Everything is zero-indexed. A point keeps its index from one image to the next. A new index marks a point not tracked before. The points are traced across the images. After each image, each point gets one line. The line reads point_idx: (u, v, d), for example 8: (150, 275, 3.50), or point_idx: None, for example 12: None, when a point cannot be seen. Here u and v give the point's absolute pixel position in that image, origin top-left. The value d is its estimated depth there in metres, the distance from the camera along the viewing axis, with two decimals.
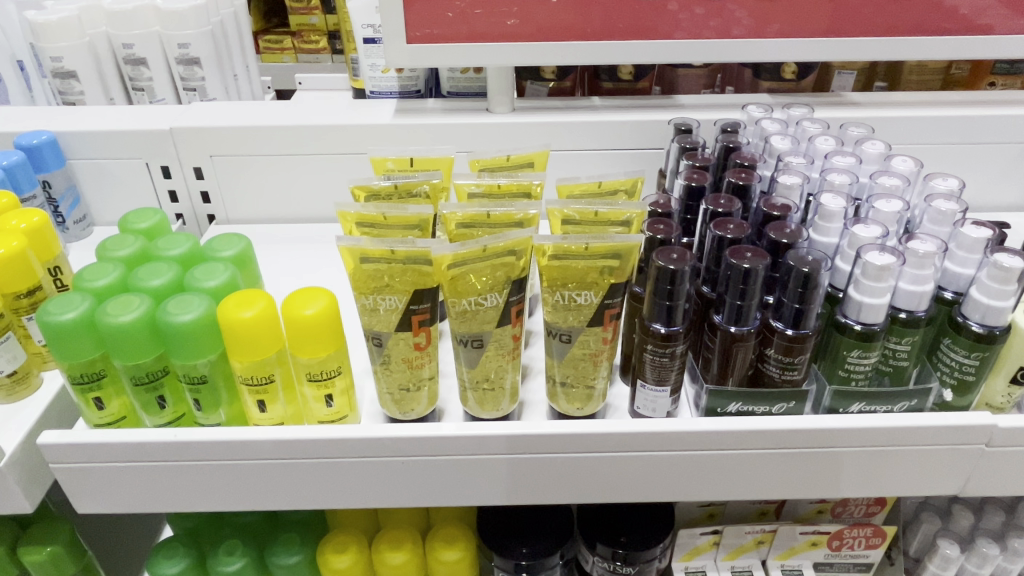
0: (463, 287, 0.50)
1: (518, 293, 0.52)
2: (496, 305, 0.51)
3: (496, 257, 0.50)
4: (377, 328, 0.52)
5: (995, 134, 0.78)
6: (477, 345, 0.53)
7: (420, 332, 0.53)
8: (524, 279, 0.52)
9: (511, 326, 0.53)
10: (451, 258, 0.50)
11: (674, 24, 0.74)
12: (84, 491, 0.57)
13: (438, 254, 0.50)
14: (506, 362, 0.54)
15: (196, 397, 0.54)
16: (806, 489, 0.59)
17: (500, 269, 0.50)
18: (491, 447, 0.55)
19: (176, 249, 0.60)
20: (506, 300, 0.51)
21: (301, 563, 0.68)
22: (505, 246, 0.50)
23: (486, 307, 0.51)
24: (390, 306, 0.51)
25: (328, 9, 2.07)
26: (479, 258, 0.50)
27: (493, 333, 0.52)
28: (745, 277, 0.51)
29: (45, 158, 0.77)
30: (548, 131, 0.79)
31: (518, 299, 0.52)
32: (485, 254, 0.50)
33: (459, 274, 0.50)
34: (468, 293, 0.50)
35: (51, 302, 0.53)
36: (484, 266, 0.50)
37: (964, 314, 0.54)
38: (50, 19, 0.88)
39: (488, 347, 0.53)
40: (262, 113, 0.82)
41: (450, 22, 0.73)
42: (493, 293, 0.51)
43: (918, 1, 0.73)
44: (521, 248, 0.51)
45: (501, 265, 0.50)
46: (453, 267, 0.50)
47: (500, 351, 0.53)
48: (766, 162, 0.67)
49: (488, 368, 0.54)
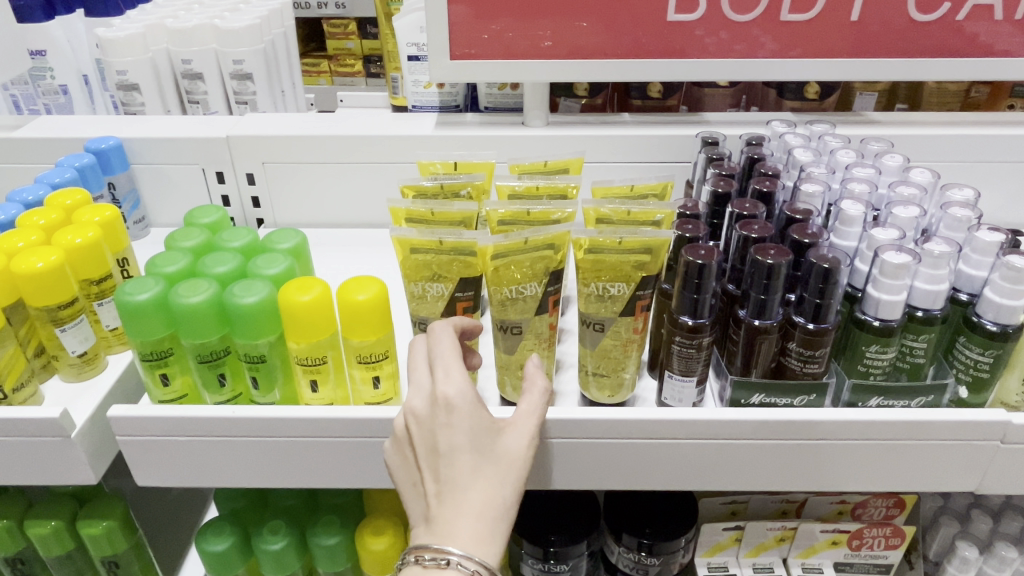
0: (505, 276, 0.54)
1: (555, 285, 0.56)
2: (535, 295, 0.55)
3: (536, 250, 0.54)
4: (423, 313, 0.58)
5: (1014, 153, 0.81)
6: (516, 331, 0.57)
7: (468, 318, 0.58)
8: (561, 270, 0.56)
9: (548, 316, 0.57)
10: (493, 249, 0.54)
11: (701, 48, 0.78)
12: (147, 463, 0.61)
13: (483, 245, 0.54)
14: (541, 349, 0.58)
15: (255, 375, 0.59)
16: (824, 481, 0.61)
17: (540, 261, 0.54)
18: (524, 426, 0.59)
19: (238, 241, 0.65)
20: (544, 290, 0.55)
21: (340, 544, 0.71)
22: (546, 239, 0.54)
23: (526, 296, 0.55)
24: (437, 292, 0.56)
25: (364, 34, 2.16)
26: (520, 250, 0.54)
27: (531, 321, 0.56)
28: (769, 273, 0.54)
29: (112, 162, 0.83)
30: (581, 142, 0.84)
31: (555, 290, 0.56)
32: (526, 246, 0.54)
33: (501, 265, 0.54)
34: (509, 282, 0.54)
35: (127, 283, 0.58)
36: (524, 257, 0.54)
37: (979, 313, 0.56)
38: (118, 36, 0.95)
39: (525, 333, 0.57)
40: (312, 124, 0.87)
41: (488, 42, 0.78)
42: (532, 283, 0.55)
43: (938, 27, 0.77)
44: (559, 243, 0.55)
45: (540, 258, 0.54)
46: (496, 258, 0.54)
47: (537, 338, 0.57)
48: (789, 173, 0.71)
49: (524, 354, 0.58)
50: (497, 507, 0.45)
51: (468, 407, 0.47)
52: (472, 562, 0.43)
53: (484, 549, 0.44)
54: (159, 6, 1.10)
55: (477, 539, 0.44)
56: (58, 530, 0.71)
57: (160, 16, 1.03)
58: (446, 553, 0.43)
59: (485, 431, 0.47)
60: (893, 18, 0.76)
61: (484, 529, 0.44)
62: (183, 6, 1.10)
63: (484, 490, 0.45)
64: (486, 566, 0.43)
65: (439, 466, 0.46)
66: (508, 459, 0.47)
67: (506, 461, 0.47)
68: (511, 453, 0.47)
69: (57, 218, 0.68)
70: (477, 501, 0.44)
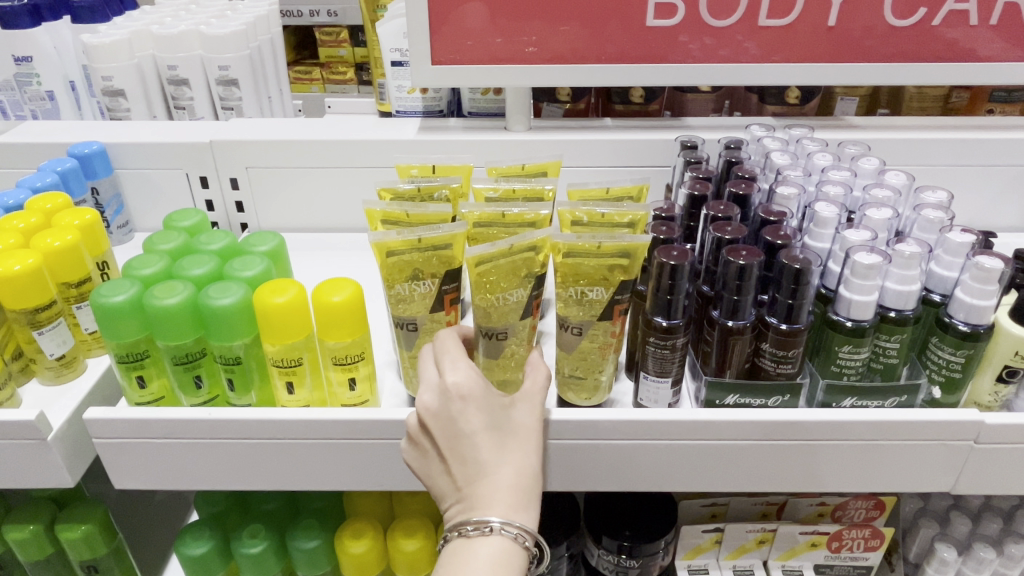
0: (491, 284, 0.54)
1: (536, 288, 0.57)
2: (522, 299, 0.55)
3: (519, 254, 0.54)
4: (414, 313, 0.58)
5: (992, 157, 0.82)
6: (501, 337, 0.56)
7: (451, 310, 0.59)
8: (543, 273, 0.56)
9: (530, 318, 0.57)
10: (477, 257, 0.53)
11: (684, 53, 0.79)
12: (124, 466, 0.61)
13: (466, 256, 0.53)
14: (522, 348, 0.58)
15: (230, 377, 0.59)
16: (800, 482, 0.62)
17: (522, 265, 0.55)
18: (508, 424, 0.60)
19: (216, 244, 0.65)
20: (529, 294, 0.56)
21: (320, 547, 0.71)
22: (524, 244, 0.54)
23: (512, 301, 0.55)
24: (425, 290, 0.57)
25: (356, 42, 2.18)
26: (505, 255, 0.54)
27: (519, 323, 0.56)
28: (741, 273, 0.55)
29: (95, 167, 0.83)
30: (563, 147, 0.84)
31: (537, 293, 0.57)
32: (510, 251, 0.54)
33: (487, 271, 0.54)
34: (497, 287, 0.54)
35: (103, 286, 0.58)
36: (509, 262, 0.54)
37: (950, 313, 0.57)
38: (103, 42, 0.95)
39: (511, 338, 0.57)
40: (296, 129, 0.88)
41: (470, 48, 0.79)
42: (518, 288, 0.55)
43: (917, 32, 0.78)
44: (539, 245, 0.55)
45: (522, 260, 0.55)
46: (481, 266, 0.54)
47: (520, 341, 0.57)
48: (766, 176, 0.71)
49: (510, 355, 0.58)
50: (526, 475, 0.49)
51: (483, 392, 0.50)
52: (513, 526, 0.46)
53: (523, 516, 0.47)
54: (146, 13, 1.11)
55: (515, 508, 0.47)
56: (36, 534, 0.71)
57: (146, 22, 1.04)
58: (488, 522, 0.46)
59: (500, 412, 0.50)
60: (874, 23, 0.77)
61: (520, 497, 0.48)
62: (169, 13, 1.11)
63: (512, 464, 0.48)
64: (526, 529, 0.47)
65: (464, 449, 0.48)
66: (524, 433, 0.50)
67: (524, 435, 0.50)
68: (526, 427, 0.51)
69: (37, 221, 0.68)
70: (509, 474, 0.48)
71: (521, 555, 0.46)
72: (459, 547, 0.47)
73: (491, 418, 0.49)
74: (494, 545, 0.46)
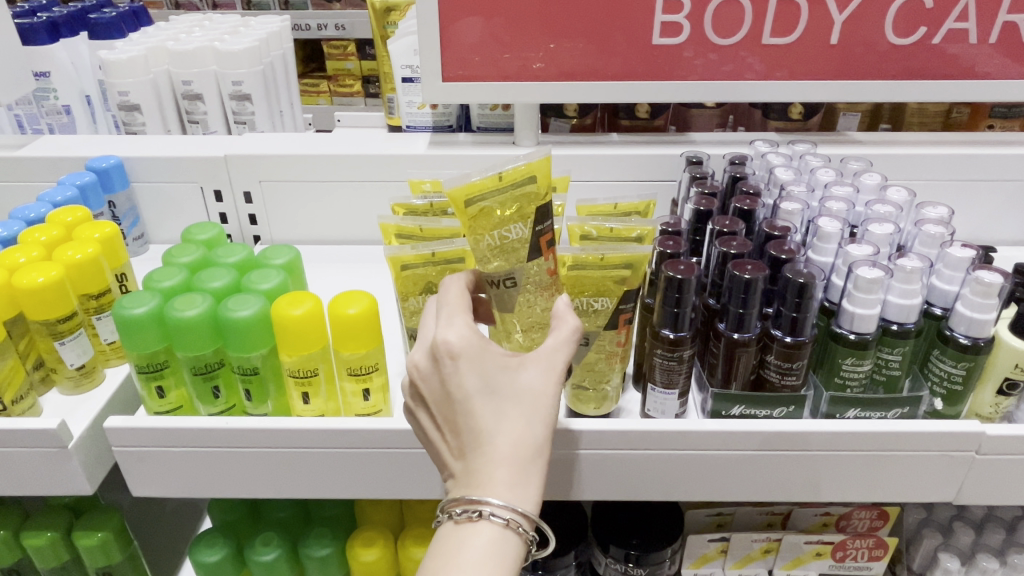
0: (485, 220, 0.52)
1: (544, 223, 0.54)
2: (523, 237, 0.53)
3: (515, 186, 0.51)
4: None
5: (993, 172, 0.83)
6: (512, 282, 0.54)
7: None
8: (547, 205, 0.53)
9: (545, 259, 0.54)
10: (464, 193, 0.51)
11: (690, 69, 0.81)
12: (142, 473, 0.62)
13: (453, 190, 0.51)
14: (541, 296, 0.55)
15: (248, 387, 0.60)
16: (805, 492, 0.63)
17: (519, 200, 0.52)
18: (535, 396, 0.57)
19: (233, 257, 0.67)
20: (531, 230, 0.53)
21: (332, 555, 0.72)
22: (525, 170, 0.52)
23: (513, 238, 0.52)
24: None
25: (363, 55, 2.20)
26: (497, 188, 0.51)
27: (529, 264, 0.53)
28: (746, 287, 0.56)
29: (112, 180, 0.85)
30: (570, 162, 0.86)
31: (546, 228, 0.54)
32: (503, 183, 0.51)
33: (479, 207, 0.51)
34: (492, 225, 0.52)
35: (125, 298, 0.60)
36: (503, 198, 0.51)
37: (951, 326, 0.58)
38: (120, 58, 0.97)
39: (523, 283, 0.54)
40: (308, 144, 0.90)
41: (479, 64, 0.81)
42: (517, 223, 0.52)
43: (917, 49, 0.79)
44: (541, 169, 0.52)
45: (518, 194, 0.52)
46: (470, 202, 0.51)
47: (536, 285, 0.54)
48: (770, 191, 0.72)
49: (526, 302, 0.55)
50: (528, 446, 0.46)
51: (477, 354, 0.47)
52: (503, 508, 0.44)
53: (516, 492, 0.44)
54: (161, 29, 1.13)
55: (510, 483, 0.45)
56: (54, 541, 0.72)
57: (161, 38, 1.06)
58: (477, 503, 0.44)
59: (498, 376, 0.47)
60: (876, 41, 0.79)
61: (514, 472, 0.45)
62: (184, 29, 1.13)
63: (506, 432, 0.45)
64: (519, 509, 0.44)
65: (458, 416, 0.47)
66: (530, 397, 0.47)
67: (529, 400, 0.47)
68: (533, 391, 0.47)
69: (58, 234, 0.70)
70: (504, 446, 0.45)
71: (513, 543, 0.44)
72: (448, 529, 0.45)
73: (485, 382, 0.47)
74: (481, 532, 0.44)
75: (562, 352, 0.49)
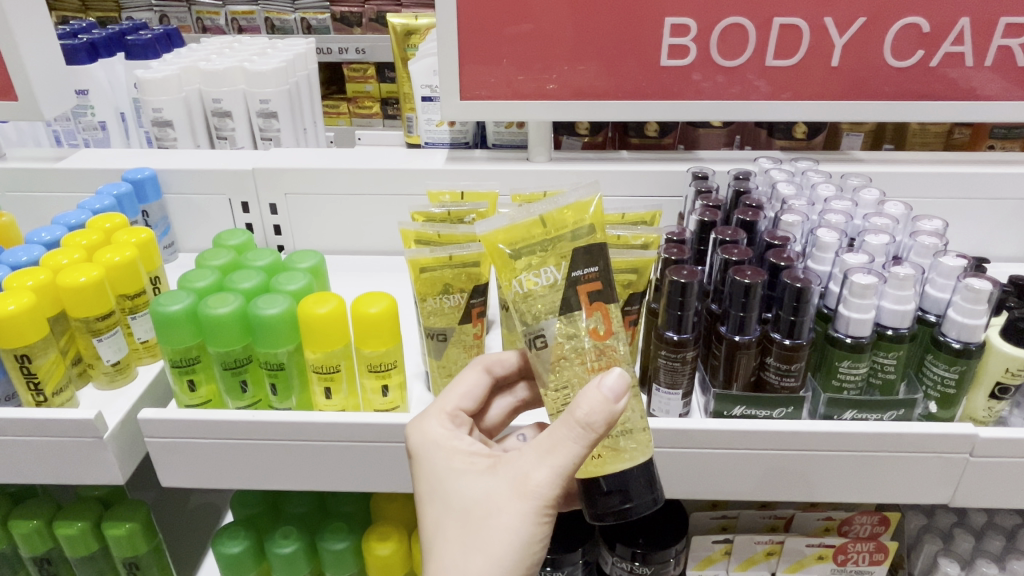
0: (517, 264, 0.50)
1: (584, 269, 0.50)
2: (554, 282, 0.49)
3: (554, 229, 0.50)
4: (442, 325, 0.63)
5: (991, 190, 0.86)
6: (541, 342, 0.50)
7: (477, 322, 0.65)
8: (585, 251, 0.50)
9: (583, 316, 0.50)
10: (497, 233, 0.50)
11: (697, 91, 0.84)
12: (171, 464, 0.66)
13: (486, 233, 0.50)
14: (581, 368, 0.50)
15: (274, 382, 0.64)
16: (805, 492, 0.65)
17: (551, 246, 0.50)
18: (597, 505, 0.50)
19: (261, 261, 0.71)
20: (564, 276, 0.49)
21: (347, 549, 0.75)
22: (562, 217, 0.50)
23: (542, 284, 0.49)
24: (453, 303, 0.62)
25: (382, 78, 2.27)
26: (536, 230, 0.50)
27: (558, 323, 0.49)
28: (745, 292, 0.59)
29: (147, 191, 0.90)
30: (582, 177, 0.90)
31: (584, 273, 0.50)
32: (544, 226, 0.50)
33: (512, 250, 0.50)
34: (523, 269, 0.50)
35: (162, 296, 0.64)
36: (536, 241, 0.50)
37: (944, 332, 0.61)
38: (156, 77, 1.03)
39: (552, 344, 0.50)
40: (331, 158, 0.94)
41: (495, 85, 0.85)
42: (548, 268, 0.50)
43: (917, 72, 0.83)
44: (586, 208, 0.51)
45: (553, 240, 0.50)
46: (505, 244, 0.50)
47: (570, 348, 0.50)
48: (772, 205, 0.76)
49: (562, 374, 0.50)
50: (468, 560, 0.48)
51: (435, 456, 0.53)
52: None
53: None
54: (192, 51, 1.19)
55: None
56: (84, 531, 0.75)
57: (194, 59, 1.12)
58: None
59: (456, 483, 0.51)
60: (876, 64, 0.82)
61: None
62: (214, 50, 1.19)
63: (450, 538, 0.49)
64: None
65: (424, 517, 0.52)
66: (478, 508, 0.49)
67: (478, 511, 0.49)
68: (481, 502, 0.49)
69: (97, 238, 0.74)
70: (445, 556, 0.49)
71: None
72: None
73: (442, 485, 0.51)
74: None
75: (534, 466, 0.48)
